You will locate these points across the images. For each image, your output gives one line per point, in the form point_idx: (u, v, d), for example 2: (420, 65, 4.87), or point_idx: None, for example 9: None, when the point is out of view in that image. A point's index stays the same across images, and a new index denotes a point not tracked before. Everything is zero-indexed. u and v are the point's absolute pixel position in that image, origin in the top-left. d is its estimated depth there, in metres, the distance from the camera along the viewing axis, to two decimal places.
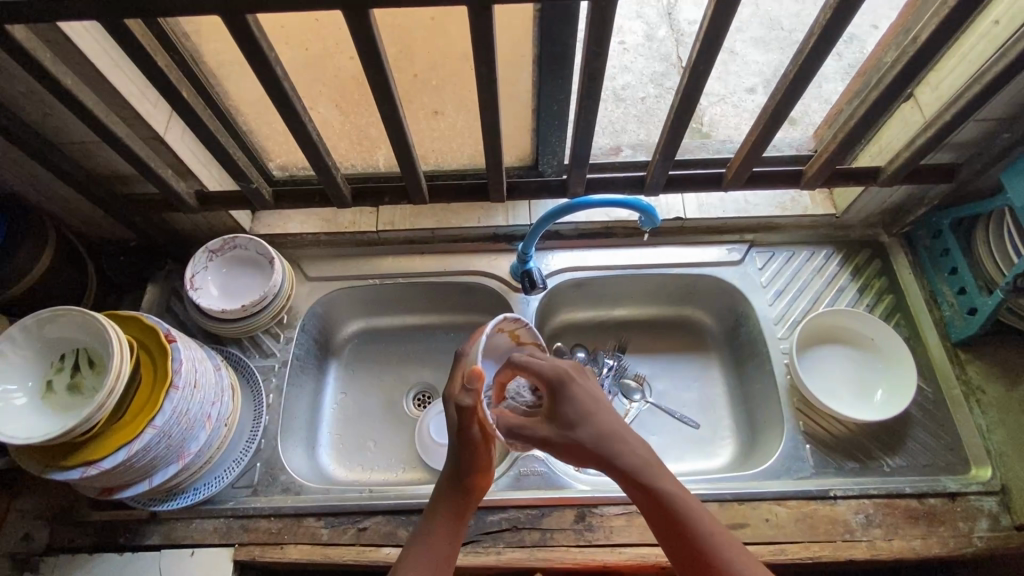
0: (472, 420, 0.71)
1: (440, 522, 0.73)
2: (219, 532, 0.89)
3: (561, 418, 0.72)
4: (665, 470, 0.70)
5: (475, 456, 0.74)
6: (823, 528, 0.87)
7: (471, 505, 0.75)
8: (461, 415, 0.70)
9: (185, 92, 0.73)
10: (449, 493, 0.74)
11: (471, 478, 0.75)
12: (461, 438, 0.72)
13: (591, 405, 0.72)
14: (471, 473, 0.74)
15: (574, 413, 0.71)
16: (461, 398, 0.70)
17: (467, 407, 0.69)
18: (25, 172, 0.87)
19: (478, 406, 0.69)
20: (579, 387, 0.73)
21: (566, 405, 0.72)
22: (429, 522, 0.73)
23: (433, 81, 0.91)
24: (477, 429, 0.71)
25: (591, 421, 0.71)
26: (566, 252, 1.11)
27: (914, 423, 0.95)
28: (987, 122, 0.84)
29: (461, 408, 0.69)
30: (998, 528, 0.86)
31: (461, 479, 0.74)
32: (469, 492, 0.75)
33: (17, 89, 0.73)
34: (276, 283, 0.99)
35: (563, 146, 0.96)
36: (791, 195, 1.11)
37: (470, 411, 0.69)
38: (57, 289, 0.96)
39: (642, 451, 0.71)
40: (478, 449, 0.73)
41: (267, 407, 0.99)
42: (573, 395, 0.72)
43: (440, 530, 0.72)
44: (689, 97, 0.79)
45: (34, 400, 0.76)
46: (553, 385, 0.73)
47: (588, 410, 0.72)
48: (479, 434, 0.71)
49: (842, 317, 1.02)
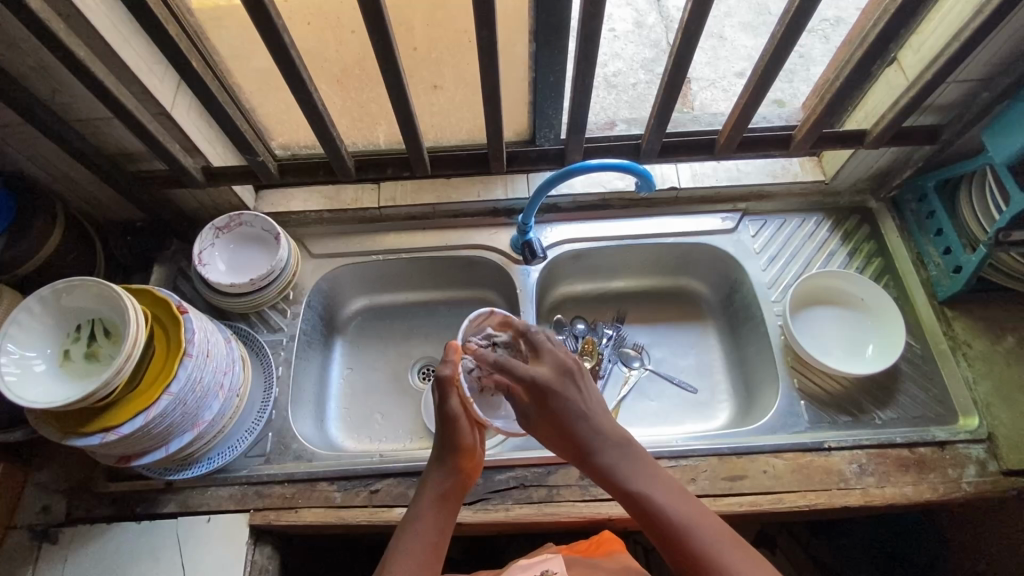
0: (450, 390, 0.75)
1: (429, 508, 0.73)
2: (234, 499, 0.91)
3: (543, 416, 0.74)
4: (645, 469, 0.71)
5: (461, 432, 0.76)
6: (818, 478, 0.90)
7: (459, 490, 0.76)
8: (441, 387, 0.75)
9: (191, 59, 0.75)
10: (438, 475, 0.76)
11: (456, 459, 0.76)
12: (442, 412, 0.76)
13: (570, 407, 0.73)
14: (455, 452, 0.76)
15: (555, 417, 0.73)
16: (441, 369, 0.76)
17: (445, 376, 0.75)
18: (33, 150, 0.89)
19: (455, 376, 0.75)
20: (556, 394, 0.73)
21: (546, 409, 0.73)
22: (418, 507, 0.74)
23: (432, 54, 0.93)
24: (455, 401, 0.76)
25: (572, 424, 0.72)
26: (564, 224, 1.14)
27: (903, 377, 0.99)
28: (966, 83, 0.88)
29: (440, 377, 0.75)
30: (986, 473, 0.90)
31: (447, 460, 0.76)
32: (458, 473, 0.76)
33: (28, 64, 0.75)
34: (283, 258, 1.02)
35: (559, 118, 0.99)
36: (782, 163, 1.14)
37: (448, 379, 0.75)
38: (67, 267, 0.98)
39: (624, 453, 0.72)
40: (459, 425, 0.76)
41: (277, 378, 1.01)
42: (554, 402, 0.73)
43: (428, 515, 0.73)
44: (680, 62, 0.82)
45: (53, 368, 0.78)
46: (535, 391, 0.73)
47: (568, 415, 0.72)
48: (457, 406, 0.75)
49: (832, 279, 1.06)
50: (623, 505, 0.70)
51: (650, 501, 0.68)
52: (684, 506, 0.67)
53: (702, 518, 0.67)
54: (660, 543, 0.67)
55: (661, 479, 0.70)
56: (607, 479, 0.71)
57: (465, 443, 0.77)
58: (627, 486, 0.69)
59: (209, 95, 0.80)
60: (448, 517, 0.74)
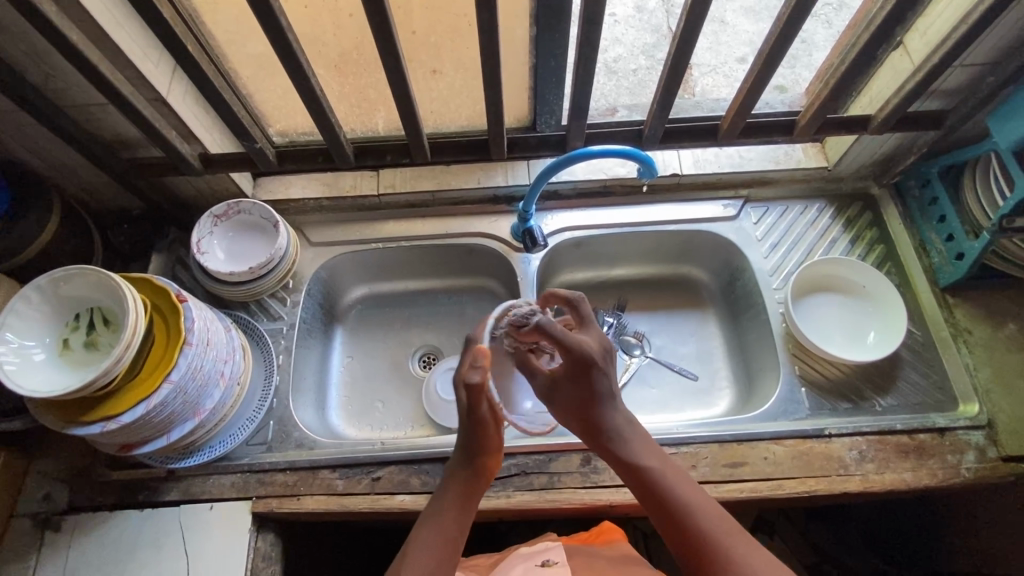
0: (481, 398, 0.72)
1: (451, 506, 0.74)
2: (236, 487, 0.92)
3: (572, 394, 0.74)
4: (650, 447, 0.74)
5: (488, 433, 0.76)
6: (818, 464, 0.90)
7: (481, 489, 0.77)
8: (471, 395, 0.71)
9: (186, 43, 0.74)
10: (461, 473, 0.77)
11: (482, 460, 0.77)
12: (472, 417, 0.74)
13: (605, 386, 0.73)
14: (482, 454, 0.77)
15: (589, 394, 0.73)
16: (468, 376, 0.71)
17: (475, 384, 0.70)
18: (27, 137, 0.87)
19: (485, 384, 0.71)
20: (600, 371, 0.72)
21: (584, 384, 0.72)
22: (440, 502, 0.75)
23: (431, 38, 0.91)
24: (486, 407, 0.73)
25: (601, 403, 0.73)
26: (565, 212, 1.13)
27: (904, 364, 0.99)
28: (973, 67, 0.87)
29: (469, 386, 0.70)
30: (985, 459, 0.90)
31: (474, 461, 0.77)
32: (480, 474, 0.77)
33: (20, 48, 0.74)
34: (282, 246, 1.01)
35: (560, 104, 0.97)
36: (785, 150, 1.13)
37: (478, 388, 0.70)
38: (64, 256, 0.97)
39: (633, 432, 0.75)
40: (488, 428, 0.75)
41: (277, 367, 1.01)
42: (597, 378, 0.72)
43: (450, 511, 0.74)
44: (684, 45, 0.81)
45: (52, 356, 0.78)
46: (580, 364, 0.72)
47: (603, 395, 0.73)
48: (487, 413, 0.73)
49: (834, 266, 1.05)
50: (640, 497, 0.72)
51: (662, 488, 0.70)
52: (687, 487, 0.70)
53: (706, 504, 0.69)
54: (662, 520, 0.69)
55: (672, 466, 0.73)
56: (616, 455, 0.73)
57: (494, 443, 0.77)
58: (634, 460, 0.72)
59: (204, 80, 0.79)
60: (468, 514, 0.75)
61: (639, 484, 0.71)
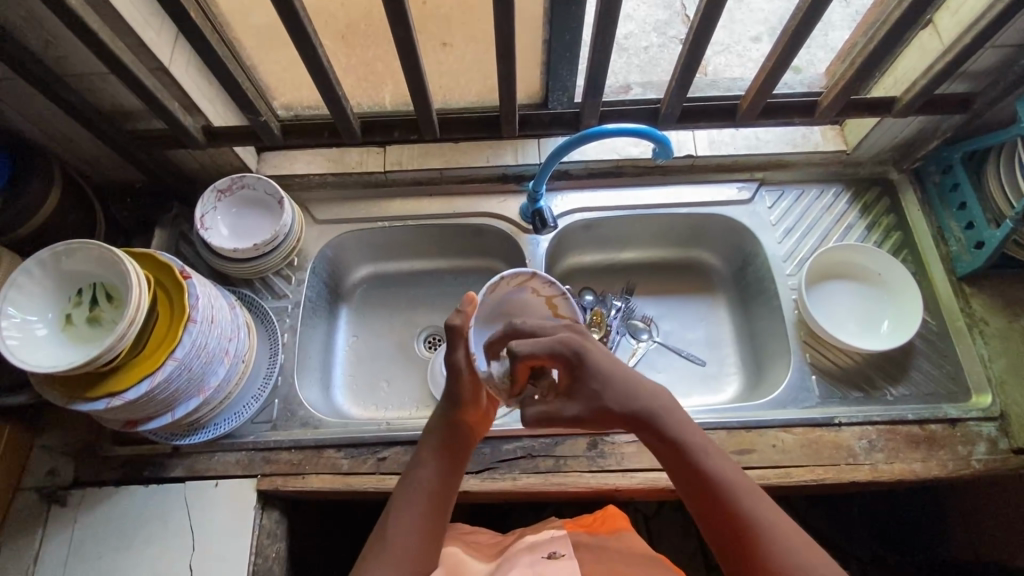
0: (459, 342, 0.76)
1: (431, 457, 0.76)
2: (241, 464, 0.91)
3: (581, 387, 0.71)
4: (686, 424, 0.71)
5: (464, 385, 0.78)
6: (827, 453, 0.90)
7: (461, 441, 0.78)
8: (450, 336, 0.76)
9: (190, 10, 0.71)
10: (439, 429, 0.78)
11: (456, 412, 0.78)
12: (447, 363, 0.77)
13: (614, 371, 0.71)
14: (456, 407, 0.78)
15: (597, 387, 0.71)
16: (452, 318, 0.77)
17: (456, 325, 0.76)
18: (25, 106, 0.85)
19: (466, 327, 0.76)
20: (596, 362, 0.71)
21: (589, 377, 0.71)
22: (420, 455, 0.76)
23: (443, 9, 0.88)
24: (462, 352, 0.77)
25: (621, 386, 0.71)
26: (575, 193, 1.11)
27: (917, 354, 0.97)
28: (1005, 48, 0.83)
29: (450, 326, 0.76)
30: (996, 451, 0.89)
31: (449, 415, 0.78)
32: (459, 426, 0.78)
33: (19, 13, 0.71)
34: (287, 223, 0.99)
35: (573, 81, 0.94)
36: (803, 132, 1.10)
37: (458, 330, 0.76)
38: (66, 229, 0.96)
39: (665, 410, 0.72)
40: (460, 377, 0.77)
41: (282, 345, 1.00)
42: (594, 371, 0.71)
43: (431, 463, 0.75)
44: (707, 20, 0.77)
45: (54, 332, 0.77)
46: (573, 360, 0.71)
47: (620, 379, 0.71)
48: (463, 358, 0.77)
49: (850, 252, 1.03)
50: (674, 475, 0.70)
51: (701, 469, 0.68)
52: (725, 467, 0.68)
53: (745, 486, 0.67)
54: (701, 502, 0.67)
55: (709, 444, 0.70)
56: (651, 431, 0.71)
57: (471, 397, 0.79)
58: (670, 438, 0.70)
59: (208, 50, 0.76)
60: (452, 467, 0.76)
61: (675, 461, 0.69)
